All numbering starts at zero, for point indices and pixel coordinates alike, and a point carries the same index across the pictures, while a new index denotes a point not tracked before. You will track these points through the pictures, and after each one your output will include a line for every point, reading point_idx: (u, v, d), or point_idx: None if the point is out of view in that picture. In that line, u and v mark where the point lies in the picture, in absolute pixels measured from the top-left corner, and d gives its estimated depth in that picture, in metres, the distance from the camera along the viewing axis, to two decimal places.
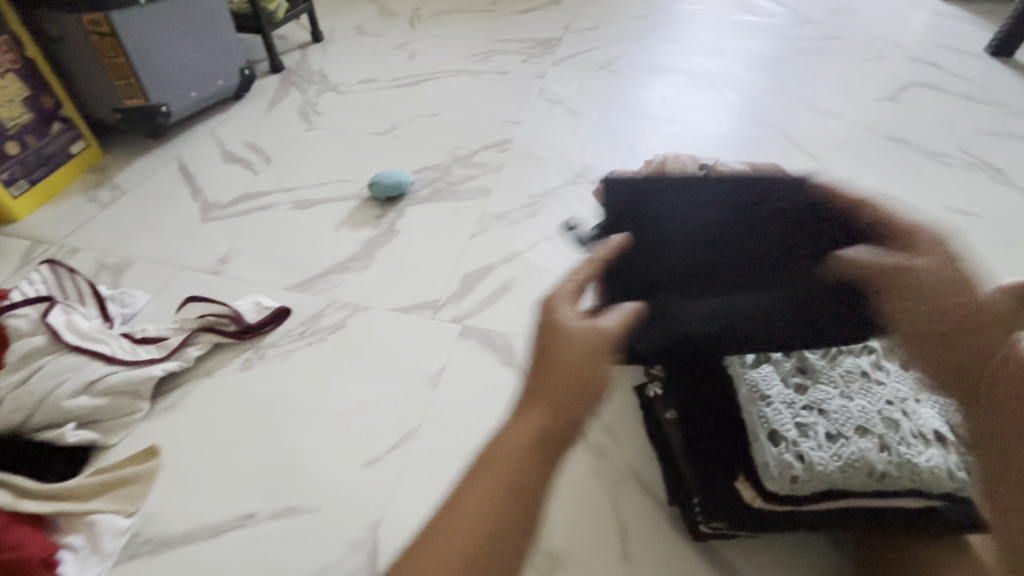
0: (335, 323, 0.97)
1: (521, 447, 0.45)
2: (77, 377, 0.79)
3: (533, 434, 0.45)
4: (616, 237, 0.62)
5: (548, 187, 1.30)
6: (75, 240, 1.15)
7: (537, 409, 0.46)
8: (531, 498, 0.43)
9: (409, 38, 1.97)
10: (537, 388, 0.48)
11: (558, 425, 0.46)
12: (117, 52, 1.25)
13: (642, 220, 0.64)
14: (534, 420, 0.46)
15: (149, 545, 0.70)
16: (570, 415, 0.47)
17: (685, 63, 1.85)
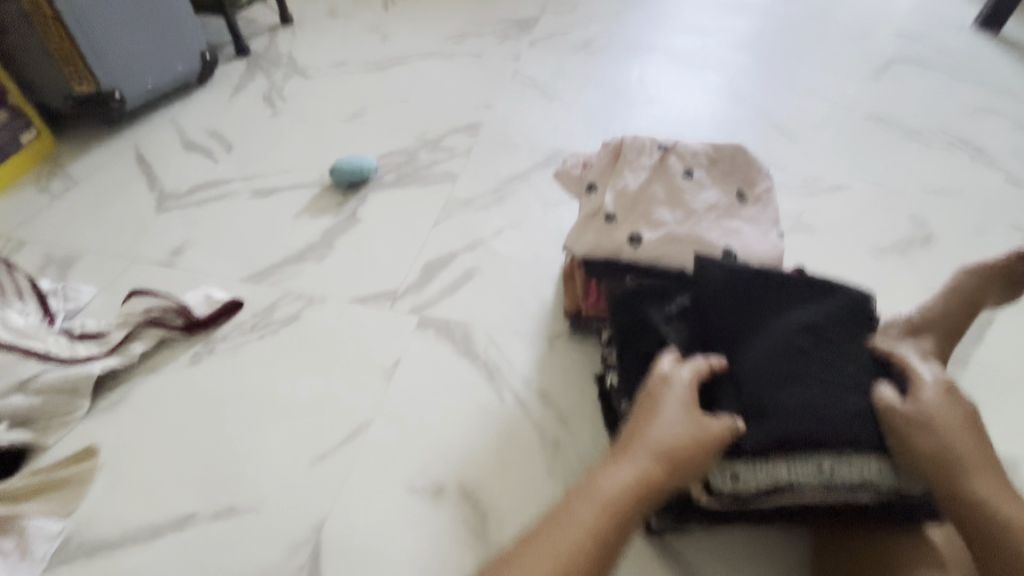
0: (289, 315, 0.93)
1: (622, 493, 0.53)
2: (9, 376, 0.75)
3: (638, 486, 0.53)
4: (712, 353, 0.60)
5: (517, 172, 1.26)
6: (23, 233, 1.11)
7: (644, 469, 0.54)
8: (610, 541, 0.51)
9: (381, 20, 1.91)
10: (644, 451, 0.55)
11: (657, 486, 0.54)
12: (61, 36, 1.20)
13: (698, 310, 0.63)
14: (641, 476, 0.54)
15: (82, 549, 0.68)
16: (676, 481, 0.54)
17: (665, 42, 1.80)
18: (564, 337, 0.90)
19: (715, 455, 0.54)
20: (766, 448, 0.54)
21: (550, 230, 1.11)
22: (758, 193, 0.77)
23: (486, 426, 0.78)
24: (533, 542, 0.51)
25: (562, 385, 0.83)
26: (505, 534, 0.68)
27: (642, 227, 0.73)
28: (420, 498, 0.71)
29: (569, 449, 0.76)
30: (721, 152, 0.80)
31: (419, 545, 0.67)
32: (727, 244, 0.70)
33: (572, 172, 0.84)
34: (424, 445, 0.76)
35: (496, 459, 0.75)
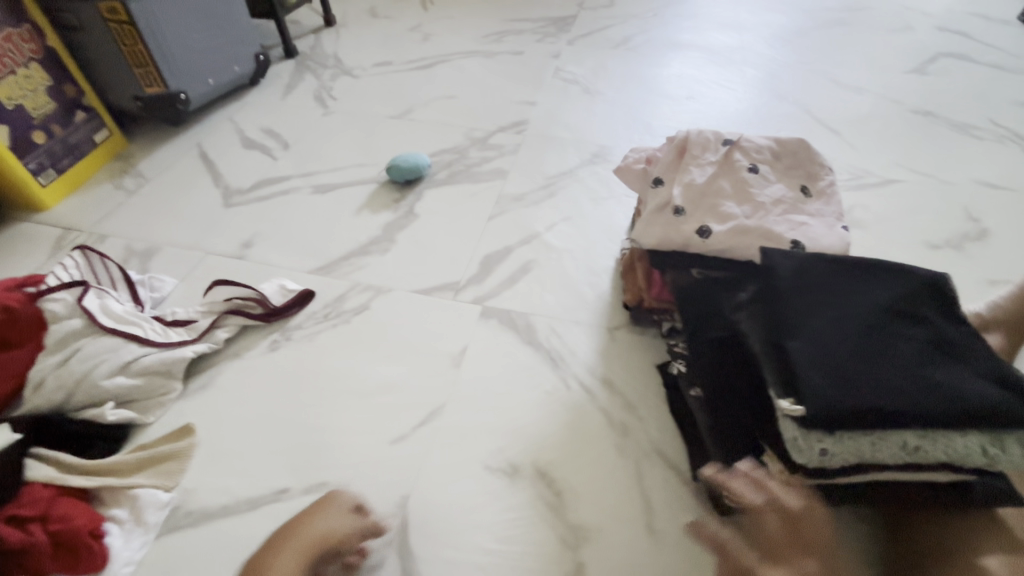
0: (359, 305, 0.98)
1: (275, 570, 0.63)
2: (114, 358, 0.81)
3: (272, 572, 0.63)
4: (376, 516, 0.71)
5: (565, 168, 1.29)
6: (104, 227, 1.17)
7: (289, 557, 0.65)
8: None
9: (421, 20, 1.95)
10: (284, 542, 0.66)
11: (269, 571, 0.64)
12: (135, 40, 1.26)
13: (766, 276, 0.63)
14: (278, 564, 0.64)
15: (190, 518, 0.73)
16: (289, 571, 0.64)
17: (703, 39, 1.81)
18: (624, 327, 0.93)
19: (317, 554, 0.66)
20: (865, 421, 0.53)
21: (602, 224, 1.14)
22: (822, 186, 0.79)
23: (555, 411, 0.82)
24: None
25: (625, 373, 0.86)
26: (581, 513, 0.72)
27: (710, 220, 0.76)
28: (498, 477, 0.75)
29: (637, 434, 0.79)
30: (784, 148, 0.82)
31: (500, 519, 0.72)
32: (795, 236, 0.72)
33: (635, 168, 0.87)
34: (498, 428, 0.80)
35: (567, 442, 0.79)
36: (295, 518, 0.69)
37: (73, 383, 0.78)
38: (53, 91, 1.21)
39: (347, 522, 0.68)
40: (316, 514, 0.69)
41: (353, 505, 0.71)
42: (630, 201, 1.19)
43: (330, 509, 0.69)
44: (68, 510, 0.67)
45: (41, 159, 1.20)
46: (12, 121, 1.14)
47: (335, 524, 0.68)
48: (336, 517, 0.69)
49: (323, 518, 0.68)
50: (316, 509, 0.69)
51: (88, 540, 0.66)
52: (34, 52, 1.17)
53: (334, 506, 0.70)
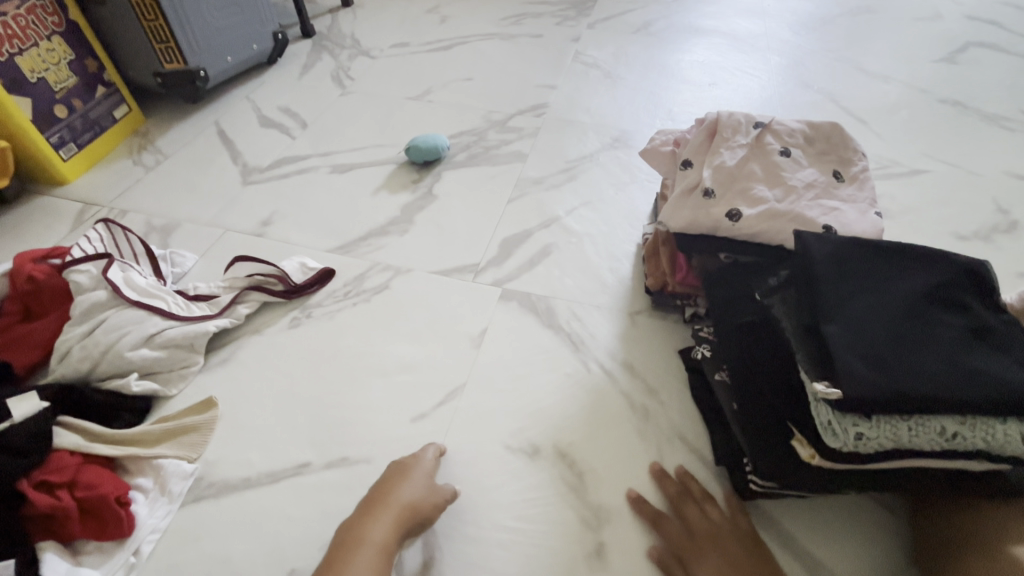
0: (379, 285, 0.98)
1: (383, 538, 0.61)
2: (138, 330, 0.81)
3: (382, 544, 0.60)
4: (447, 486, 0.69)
5: (585, 152, 1.28)
6: (124, 203, 1.17)
7: (388, 524, 0.62)
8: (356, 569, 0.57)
9: (439, 2, 1.92)
10: (376, 512, 0.63)
11: (377, 539, 0.60)
12: (155, 15, 1.25)
13: (804, 261, 0.62)
14: (382, 534, 0.61)
15: (213, 489, 0.73)
16: (394, 538, 0.61)
17: (726, 25, 1.78)
18: (646, 312, 0.92)
19: (419, 521, 0.64)
20: (904, 407, 0.52)
21: (623, 209, 1.12)
22: (855, 172, 0.77)
23: (576, 393, 0.81)
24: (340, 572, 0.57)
25: (646, 358, 0.86)
26: (601, 494, 0.72)
27: (740, 202, 0.74)
28: (518, 457, 0.75)
29: (659, 418, 0.79)
30: (817, 132, 0.81)
31: (521, 499, 0.72)
32: (827, 221, 0.71)
33: (662, 150, 0.87)
34: (518, 409, 0.80)
35: (587, 424, 0.78)
36: (381, 485, 0.67)
37: (99, 353, 0.79)
38: (74, 65, 1.21)
39: (431, 488, 0.67)
40: (402, 481, 0.67)
41: (431, 470, 0.70)
42: (651, 186, 1.18)
43: (414, 475, 0.68)
44: (97, 477, 0.68)
45: (62, 133, 1.20)
46: (34, 94, 1.14)
47: (420, 492, 0.66)
48: (413, 485, 0.67)
49: (407, 486, 0.66)
50: (400, 476, 0.67)
51: (116, 506, 0.66)
52: (57, 25, 1.17)
53: (416, 471, 0.68)
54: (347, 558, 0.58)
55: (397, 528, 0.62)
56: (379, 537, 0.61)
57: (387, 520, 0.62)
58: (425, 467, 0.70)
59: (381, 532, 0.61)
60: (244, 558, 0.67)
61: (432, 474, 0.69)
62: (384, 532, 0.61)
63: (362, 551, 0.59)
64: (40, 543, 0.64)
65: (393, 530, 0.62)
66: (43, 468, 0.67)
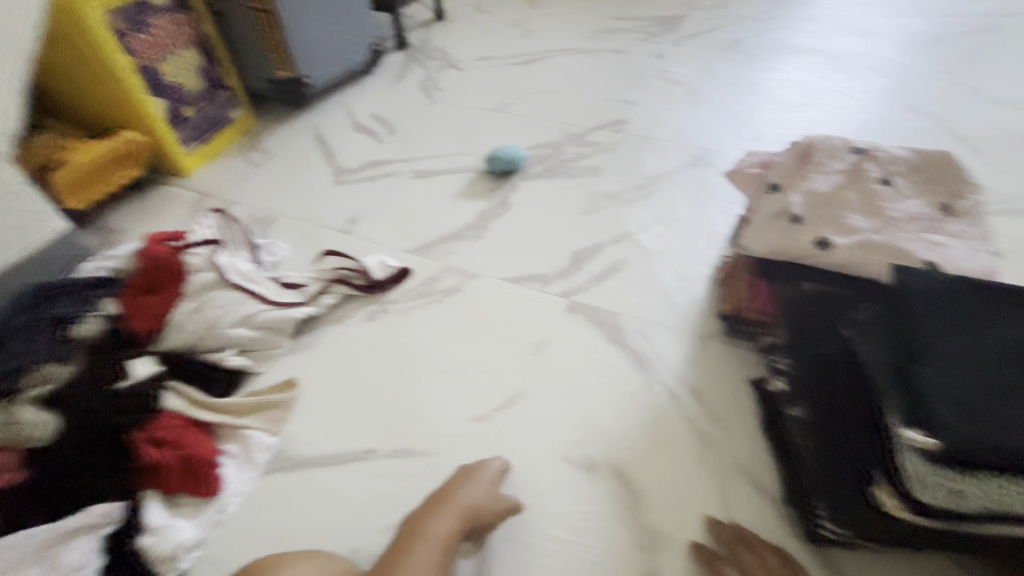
0: (450, 287, 1.02)
1: (445, 534, 0.63)
2: (239, 311, 0.90)
3: (442, 541, 0.62)
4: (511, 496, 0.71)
5: (663, 169, 1.26)
6: (232, 195, 1.30)
7: (449, 521, 0.64)
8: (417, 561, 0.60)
9: (527, 17, 1.98)
10: (439, 508, 0.65)
11: (440, 534, 0.63)
12: (272, 27, 1.38)
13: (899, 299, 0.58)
14: (444, 530, 0.63)
15: (288, 463, 0.79)
16: (455, 536, 0.64)
17: (825, 43, 1.69)
18: (717, 338, 0.89)
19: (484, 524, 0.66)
20: (1012, 465, 0.48)
21: (700, 230, 1.09)
22: (967, 206, 0.71)
23: (637, 412, 0.80)
24: (403, 561, 0.60)
25: (715, 384, 0.83)
26: (656, 516, 0.70)
27: (830, 232, 0.72)
28: (575, 470, 0.75)
29: (723, 446, 0.76)
30: (925, 161, 0.76)
31: (575, 511, 0.72)
32: (930, 256, 0.66)
33: (748, 171, 0.85)
34: (578, 423, 0.80)
35: (647, 443, 0.77)
36: (447, 483, 0.69)
37: (205, 328, 0.88)
38: (202, 71, 1.35)
39: (495, 494, 0.69)
40: (467, 482, 0.69)
41: (495, 476, 0.71)
42: (732, 208, 1.14)
43: (478, 478, 0.70)
44: (193, 439, 0.76)
45: (187, 131, 1.35)
46: (168, 95, 1.29)
47: (484, 495, 0.68)
48: (478, 487, 0.69)
49: (472, 489, 0.68)
50: (466, 477, 0.70)
51: (207, 468, 0.74)
52: (193, 35, 1.31)
53: (481, 475, 0.71)
54: (411, 549, 0.61)
55: (460, 527, 0.64)
56: (441, 533, 0.63)
57: (451, 517, 0.64)
58: (492, 471, 0.72)
59: (443, 528, 0.64)
60: (311, 531, 0.72)
61: (496, 479, 0.71)
62: (448, 530, 0.63)
63: (425, 544, 0.62)
64: (143, 492, 0.72)
65: (457, 529, 0.64)
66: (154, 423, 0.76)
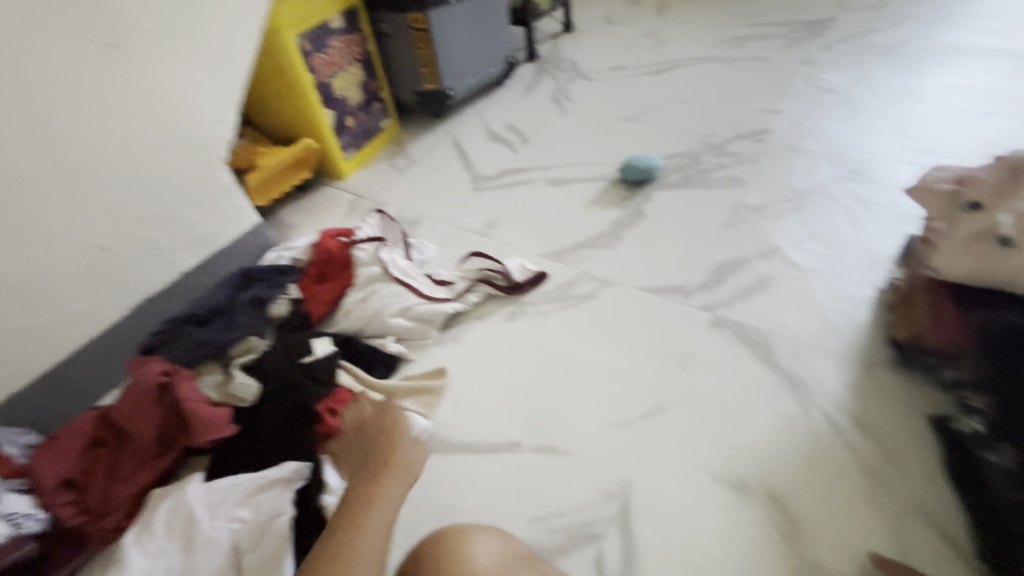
0: (587, 293, 1.04)
1: (396, 502, 0.66)
2: (399, 302, 0.99)
3: (389, 501, 0.66)
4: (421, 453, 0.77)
5: (814, 183, 1.18)
6: (383, 197, 1.43)
7: (399, 492, 0.67)
8: (368, 518, 0.61)
9: (657, 26, 1.96)
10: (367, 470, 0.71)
11: (367, 490, 0.67)
12: (426, 44, 1.50)
13: None
14: (394, 497, 0.66)
15: (441, 446, 0.85)
16: (399, 503, 0.67)
17: (1014, 43, 1.48)
18: (886, 367, 0.82)
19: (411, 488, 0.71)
20: None
21: (861, 249, 1.01)
22: None
23: (793, 438, 0.77)
24: (359, 522, 0.61)
25: (884, 417, 0.77)
26: (823, 550, 0.67)
27: None
28: (725, 489, 0.74)
29: (899, 486, 0.71)
30: None
31: (727, 531, 0.70)
32: None
33: (938, 188, 0.79)
34: (727, 441, 0.78)
35: (807, 472, 0.74)
36: (382, 447, 0.75)
37: (370, 316, 0.98)
38: (363, 86, 1.52)
39: (417, 456, 0.75)
40: (399, 447, 0.75)
41: (416, 440, 0.77)
42: (899, 227, 1.04)
43: (408, 444, 0.76)
44: (362, 414, 0.84)
45: (348, 139, 1.51)
46: (337, 107, 1.45)
47: (414, 460, 0.74)
48: (408, 450, 0.75)
49: (403, 452, 0.74)
50: (395, 439, 0.76)
51: None
52: (358, 54, 1.48)
53: (405, 433, 0.77)
54: (365, 510, 0.63)
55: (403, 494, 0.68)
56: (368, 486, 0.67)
57: (397, 485, 0.68)
58: (395, 420, 0.79)
59: (391, 492, 0.67)
60: (464, 512, 0.77)
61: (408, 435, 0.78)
62: (381, 486, 0.68)
63: (372, 503, 0.64)
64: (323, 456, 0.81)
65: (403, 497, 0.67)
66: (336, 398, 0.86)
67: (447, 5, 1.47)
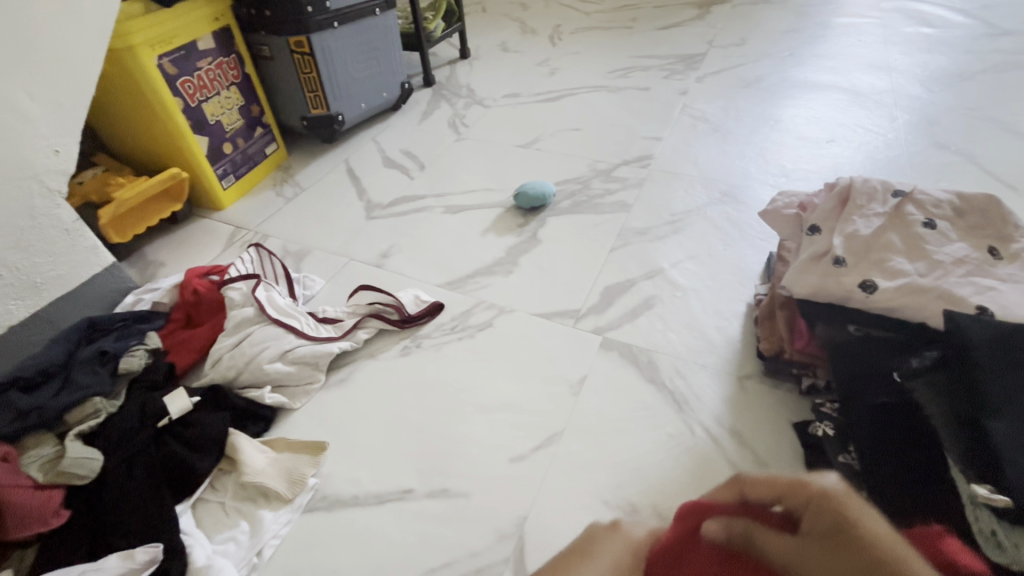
0: (483, 322, 1.02)
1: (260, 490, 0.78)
2: (276, 346, 0.91)
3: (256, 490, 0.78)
4: (272, 458, 0.81)
5: (692, 206, 1.27)
6: (267, 228, 1.34)
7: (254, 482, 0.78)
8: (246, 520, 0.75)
9: (550, 55, 2.04)
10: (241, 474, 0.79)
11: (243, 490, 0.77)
12: (311, 68, 1.43)
13: (967, 360, 0.56)
14: (255, 486, 0.78)
15: (326, 502, 0.78)
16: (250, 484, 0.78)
17: (847, 80, 1.71)
18: (756, 378, 0.88)
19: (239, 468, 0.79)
20: None
21: (732, 266, 1.09)
22: (1016, 250, 0.70)
23: (676, 455, 0.80)
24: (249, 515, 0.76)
25: (757, 428, 0.82)
26: None
27: (876, 274, 0.71)
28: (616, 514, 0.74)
29: None
30: (968, 205, 0.75)
31: None
32: (982, 301, 0.64)
33: (786, 213, 0.87)
34: (617, 465, 0.79)
35: (689, 488, 0.76)
36: (247, 455, 0.80)
37: (243, 363, 0.90)
38: (242, 110, 1.41)
39: (261, 454, 0.81)
40: (251, 455, 0.80)
41: (259, 448, 0.82)
42: (763, 245, 1.14)
43: (253, 451, 0.81)
44: (248, 472, 0.78)
45: (226, 167, 1.40)
46: (211, 133, 1.34)
47: (257, 455, 0.81)
48: (256, 453, 0.81)
49: (254, 453, 0.81)
50: (251, 451, 0.81)
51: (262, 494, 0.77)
52: (235, 77, 1.38)
53: (253, 449, 0.81)
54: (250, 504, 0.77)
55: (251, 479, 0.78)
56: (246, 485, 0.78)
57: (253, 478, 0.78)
58: (257, 450, 0.81)
59: (255, 485, 0.78)
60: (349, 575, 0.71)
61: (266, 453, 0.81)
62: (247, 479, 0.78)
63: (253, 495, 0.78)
64: (188, 541, 0.72)
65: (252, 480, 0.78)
66: (210, 459, 0.79)
67: (331, 29, 1.41)
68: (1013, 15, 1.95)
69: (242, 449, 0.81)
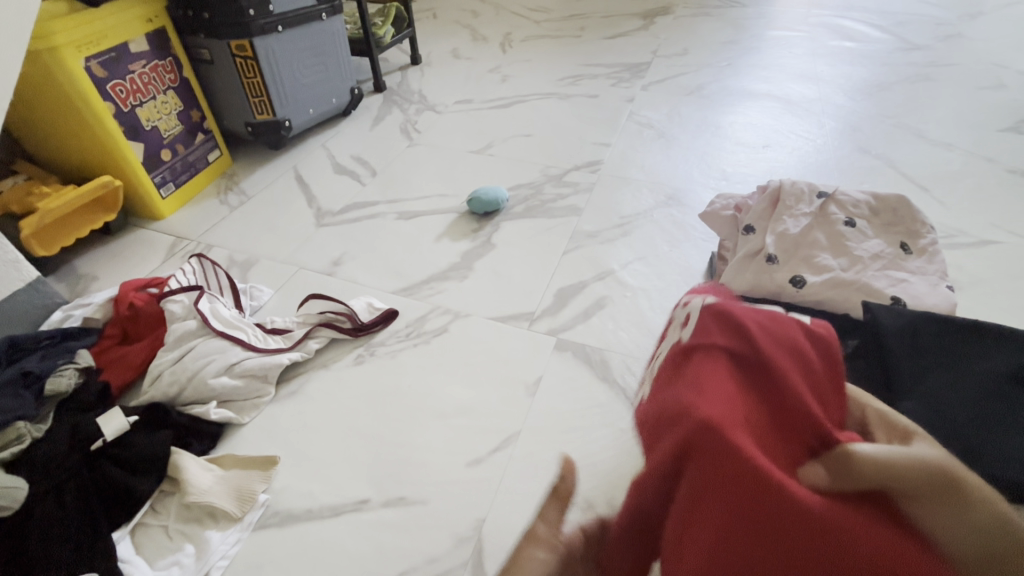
0: (438, 328, 1.02)
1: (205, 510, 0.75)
2: (222, 359, 0.88)
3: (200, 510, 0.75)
4: (218, 475, 0.78)
5: (640, 209, 1.31)
6: (211, 237, 1.28)
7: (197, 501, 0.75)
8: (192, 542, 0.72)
9: (501, 62, 2.06)
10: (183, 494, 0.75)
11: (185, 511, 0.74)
12: (254, 73, 1.39)
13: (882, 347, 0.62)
14: (200, 505, 0.75)
15: (277, 518, 0.76)
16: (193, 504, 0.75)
17: (780, 89, 1.82)
18: None
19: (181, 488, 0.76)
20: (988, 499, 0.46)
21: (677, 265, 1.14)
22: (923, 245, 0.77)
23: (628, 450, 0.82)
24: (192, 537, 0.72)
25: None
26: None
27: (804, 270, 0.76)
28: None
29: None
30: (883, 204, 0.82)
31: None
32: (896, 293, 0.71)
33: (723, 214, 0.91)
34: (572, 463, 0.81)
35: None
36: (190, 474, 0.76)
37: (186, 379, 0.86)
38: (182, 115, 1.36)
39: (205, 471, 0.78)
40: (195, 473, 0.77)
41: (203, 466, 0.78)
42: (707, 245, 1.19)
43: (197, 469, 0.77)
44: (191, 492, 0.75)
45: (164, 174, 1.33)
46: (147, 140, 1.28)
47: (201, 473, 0.77)
48: (200, 471, 0.77)
49: (198, 471, 0.77)
50: (194, 469, 0.77)
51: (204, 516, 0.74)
52: (173, 81, 1.32)
53: (196, 467, 0.78)
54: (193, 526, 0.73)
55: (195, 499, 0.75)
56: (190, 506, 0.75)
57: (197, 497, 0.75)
58: (201, 467, 0.78)
59: (200, 504, 0.75)
60: None
61: (210, 470, 0.78)
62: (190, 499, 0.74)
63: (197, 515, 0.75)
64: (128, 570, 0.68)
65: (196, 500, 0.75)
66: (151, 480, 0.76)
67: (276, 33, 1.37)
68: (923, 31, 2.14)
69: (185, 467, 0.77)
